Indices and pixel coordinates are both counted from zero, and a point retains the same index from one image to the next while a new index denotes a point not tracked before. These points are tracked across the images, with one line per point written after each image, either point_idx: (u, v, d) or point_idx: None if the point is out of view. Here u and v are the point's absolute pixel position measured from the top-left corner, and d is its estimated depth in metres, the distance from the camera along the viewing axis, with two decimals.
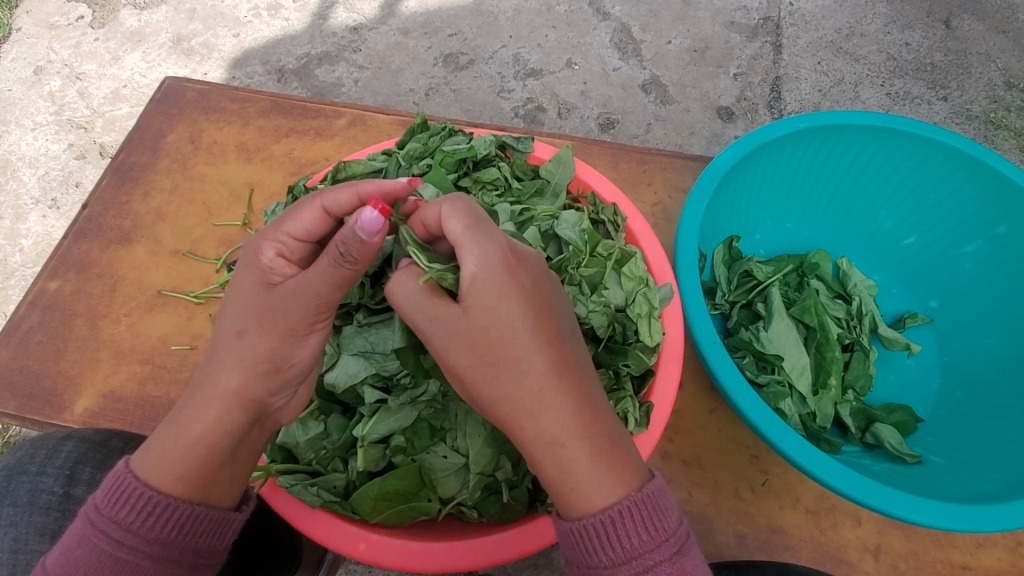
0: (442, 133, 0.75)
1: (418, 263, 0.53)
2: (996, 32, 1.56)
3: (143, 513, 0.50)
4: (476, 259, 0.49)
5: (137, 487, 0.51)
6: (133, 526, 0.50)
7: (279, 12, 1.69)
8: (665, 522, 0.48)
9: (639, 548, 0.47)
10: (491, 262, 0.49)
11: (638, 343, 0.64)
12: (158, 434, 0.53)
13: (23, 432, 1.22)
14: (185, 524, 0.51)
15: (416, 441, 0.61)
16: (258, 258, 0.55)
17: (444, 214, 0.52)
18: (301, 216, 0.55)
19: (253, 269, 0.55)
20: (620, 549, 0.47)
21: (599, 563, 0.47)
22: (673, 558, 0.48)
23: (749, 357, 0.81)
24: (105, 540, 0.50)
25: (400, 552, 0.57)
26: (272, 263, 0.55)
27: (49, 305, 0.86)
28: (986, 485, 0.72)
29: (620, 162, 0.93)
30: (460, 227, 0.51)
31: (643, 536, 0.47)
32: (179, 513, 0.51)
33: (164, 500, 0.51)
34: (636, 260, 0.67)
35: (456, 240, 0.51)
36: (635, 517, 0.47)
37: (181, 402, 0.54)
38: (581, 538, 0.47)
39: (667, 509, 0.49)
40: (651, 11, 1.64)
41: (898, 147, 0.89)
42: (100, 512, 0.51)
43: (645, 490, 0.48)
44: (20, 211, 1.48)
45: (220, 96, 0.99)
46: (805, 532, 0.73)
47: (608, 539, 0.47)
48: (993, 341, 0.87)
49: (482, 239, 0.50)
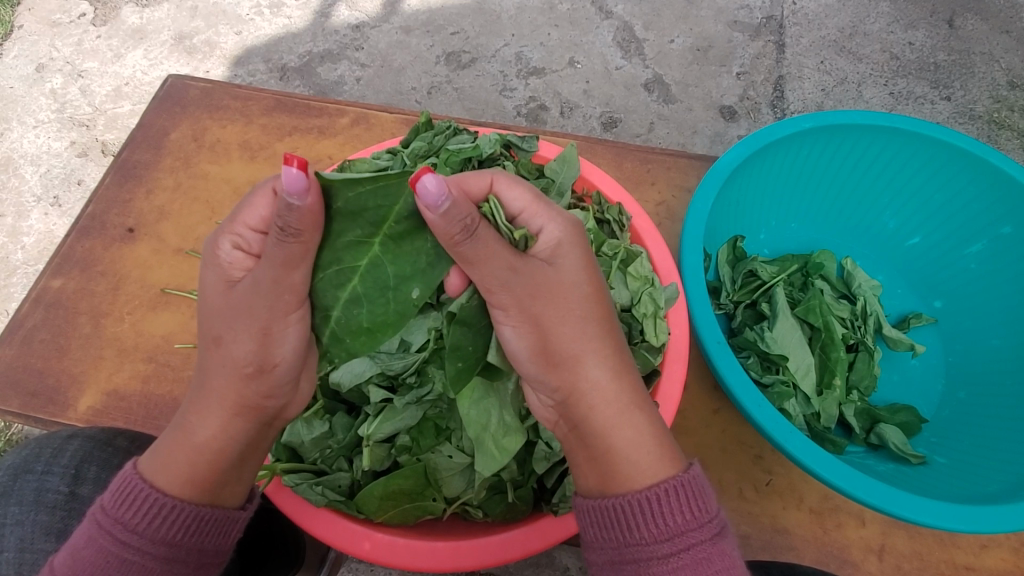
0: (447, 132, 0.75)
1: (500, 220, 0.53)
2: (999, 32, 1.56)
3: (149, 515, 0.51)
4: (558, 228, 0.53)
5: (144, 489, 0.52)
6: (139, 527, 0.51)
7: (281, 10, 1.68)
8: (707, 505, 0.49)
9: (681, 526, 0.48)
10: (572, 229, 0.54)
11: (644, 342, 0.65)
12: (165, 433, 0.55)
13: (26, 430, 1.22)
14: (191, 524, 0.52)
15: (421, 441, 0.62)
16: (219, 256, 0.53)
17: (462, 178, 0.54)
18: (255, 205, 0.53)
19: (214, 268, 0.54)
20: (663, 526, 0.48)
21: (641, 538, 0.48)
22: (714, 539, 0.48)
23: (753, 357, 0.81)
24: (112, 541, 0.51)
25: (407, 551, 0.57)
26: (232, 259, 0.53)
27: (52, 304, 0.85)
28: (991, 486, 0.72)
29: (624, 161, 0.93)
30: (529, 199, 0.53)
31: (685, 515, 0.48)
32: (185, 515, 0.52)
33: (169, 502, 0.52)
34: (642, 260, 0.67)
35: (524, 207, 0.53)
36: (679, 497, 0.49)
37: (186, 407, 0.55)
38: (625, 514, 0.49)
39: (708, 494, 0.50)
40: (654, 10, 1.63)
41: (904, 147, 0.89)
42: (106, 513, 0.52)
43: (691, 473, 0.50)
44: (22, 209, 1.48)
45: (222, 94, 0.98)
46: (809, 532, 0.73)
47: (651, 516, 0.48)
48: (998, 343, 0.87)
49: (549, 209, 0.53)
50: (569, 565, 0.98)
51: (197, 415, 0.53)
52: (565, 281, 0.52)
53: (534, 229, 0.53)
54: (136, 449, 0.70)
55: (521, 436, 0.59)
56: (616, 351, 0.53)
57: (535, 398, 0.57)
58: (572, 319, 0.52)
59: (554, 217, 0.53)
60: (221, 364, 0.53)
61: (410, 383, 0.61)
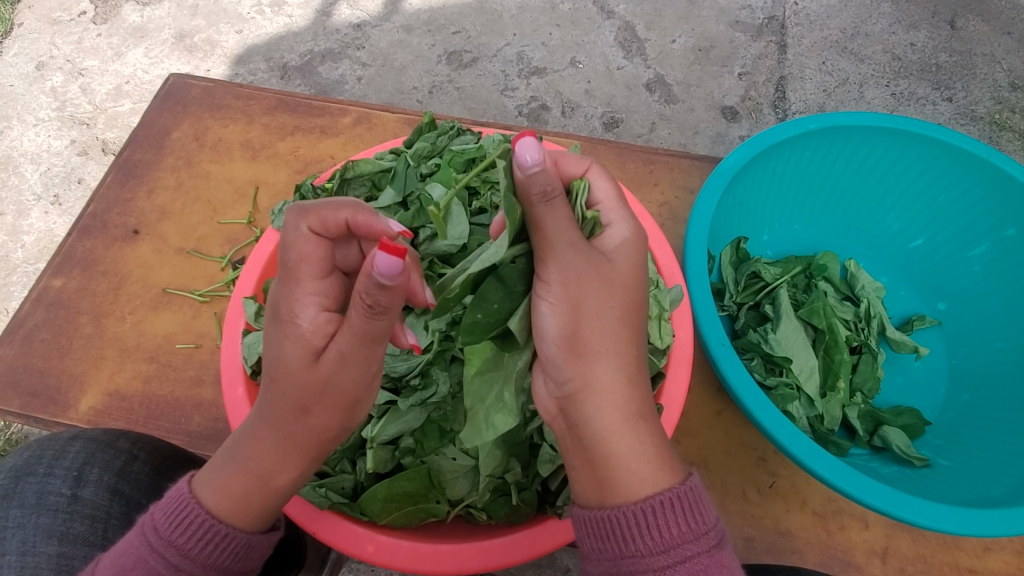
0: (450, 133, 0.75)
1: (580, 200, 0.53)
2: (1000, 33, 1.56)
3: (201, 541, 0.52)
4: (626, 230, 0.53)
5: (200, 514, 0.53)
6: (191, 552, 0.52)
7: (282, 8, 1.68)
8: (704, 516, 0.49)
9: (677, 538, 0.48)
10: (637, 233, 0.53)
11: (648, 344, 0.64)
12: (217, 456, 0.55)
13: (25, 429, 1.22)
14: (240, 551, 0.54)
15: (425, 443, 0.61)
16: (297, 321, 0.50)
17: (559, 155, 0.55)
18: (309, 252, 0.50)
19: (294, 340, 0.50)
20: (659, 538, 0.48)
21: (637, 550, 0.48)
22: (711, 551, 0.48)
23: (757, 359, 0.81)
24: (162, 562, 0.52)
25: (409, 553, 0.57)
26: (312, 326, 0.50)
27: (53, 303, 0.85)
28: (995, 489, 0.72)
29: (626, 162, 0.92)
30: (609, 195, 0.54)
31: (681, 527, 0.48)
32: (236, 542, 0.53)
33: (225, 530, 0.53)
34: (646, 261, 0.66)
35: (604, 201, 0.54)
36: (675, 507, 0.48)
37: (240, 437, 0.54)
38: (619, 527, 0.48)
39: (706, 504, 0.50)
40: (655, 10, 1.63)
41: (908, 149, 0.89)
42: (159, 533, 0.53)
43: (688, 483, 0.49)
44: (21, 208, 1.47)
45: (225, 94, 0.98)
46: (813, 534, 0.73)
47: (646, 528, 0.48)
48: (1001, 345, 0.87)
49: (625, 211, 0.54)
50: (570, 565, 0.98)
51: (263, 459, 0.53)
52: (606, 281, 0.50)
53: (602, 223, 0.54)
54: (139, 451, 0.69)
55: (512, 418, 0.56)
56: (614, 359, 0.51)
57: (542, 385, 0.54)
58: (609, 314, 0.51)
59: (626, 219, 0.54)
60: (302, 428, 0.52)
61: (414, 385, 0.62)
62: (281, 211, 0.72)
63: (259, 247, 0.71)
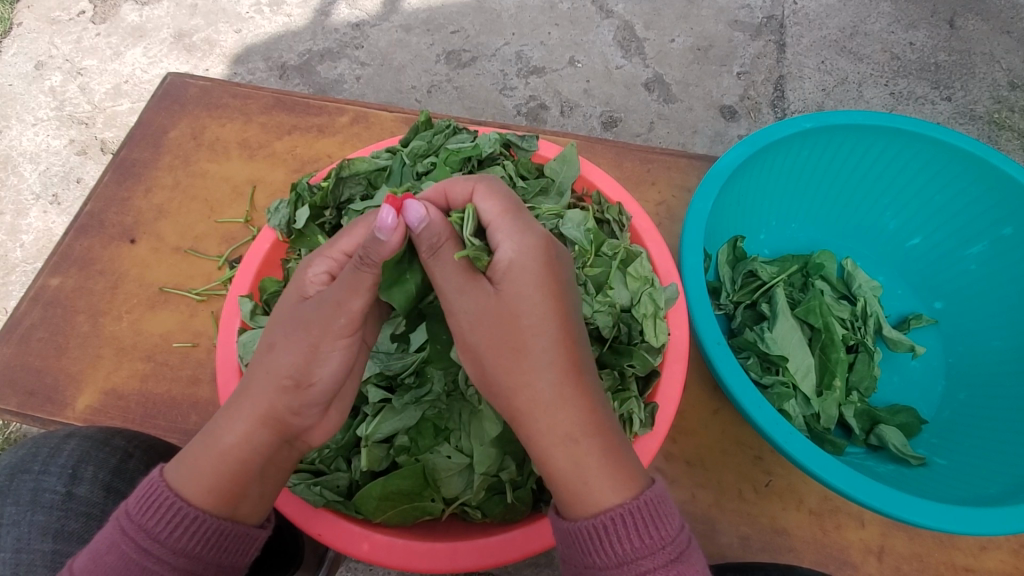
0: (447, 131, 0.75)
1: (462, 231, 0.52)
2: (1000, 32, 1.56)
3: (172, 525, 0.51)
4: (513, 246, 0.51)
5: (169, 497, 0.51)
6: (162, 536, 0.51)
7: (281, 8, 1.68)
8: (664, 529, 0.47)
9: (632, 553, 0.46)
10: (532, 246, 0.51)
11: (644, 342, 0.65)
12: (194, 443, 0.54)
13: (24, 429, 1.23)
14: (212, 538, 0.51)
15: (420, 441, 0.62)
16: (307, 272, 0.55)
17: (447, 187, 0.55)
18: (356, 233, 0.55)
19: (296, 282, 0.55)
20: (613, 552, 0.46)
21: (594, 564, 0.47)
22: (669, 564, 0.47)
23: (753, 358, 0.81)
24: (133, 546, 0.51)
25: (403, 551, 0.57)
26: (315, 279, 0.54)
27: (50, 302, 0.85)
28: (991, 488, 0.72)
29: (623, 161, 0.92)
30: (496, 210, 0.53)
31: (636, 542, 0.46)
32: (206, 527, 0.51)
33: (192, 512, 0.51)
34: (642, 260, 0.67)
35: (491, 221, 0.52)
36: (632, 521, 0.47)
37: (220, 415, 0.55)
38: (578, 539, 0.47)
39: (668, 515, 0.48)
40: (654, 9, 1.63)
41: (905, 148, 0.89)
42: (131, 518, 0.51)
43: (643, 497, 0.48)
44: (20, 208, 1.47)
45: (222, 93, 0.98)
46: (809, 533, 0.72)
47: (601, 542, 0.47)
48: (998, 344, 0.87)
49: (513, 225, 0.52)
50: None
51: (226, 420, 0.53)
52: (535, 298, 0.50)
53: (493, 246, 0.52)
54: (133, 449, 0.69)
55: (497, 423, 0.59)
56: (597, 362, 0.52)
57: None
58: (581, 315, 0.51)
59: (511, 234, 0.51)
60: (263, 373, 0.53)
61: (409, 383, 0.62)
62: (276, 208, 0.72)
63: (256, 244, 0.71)
